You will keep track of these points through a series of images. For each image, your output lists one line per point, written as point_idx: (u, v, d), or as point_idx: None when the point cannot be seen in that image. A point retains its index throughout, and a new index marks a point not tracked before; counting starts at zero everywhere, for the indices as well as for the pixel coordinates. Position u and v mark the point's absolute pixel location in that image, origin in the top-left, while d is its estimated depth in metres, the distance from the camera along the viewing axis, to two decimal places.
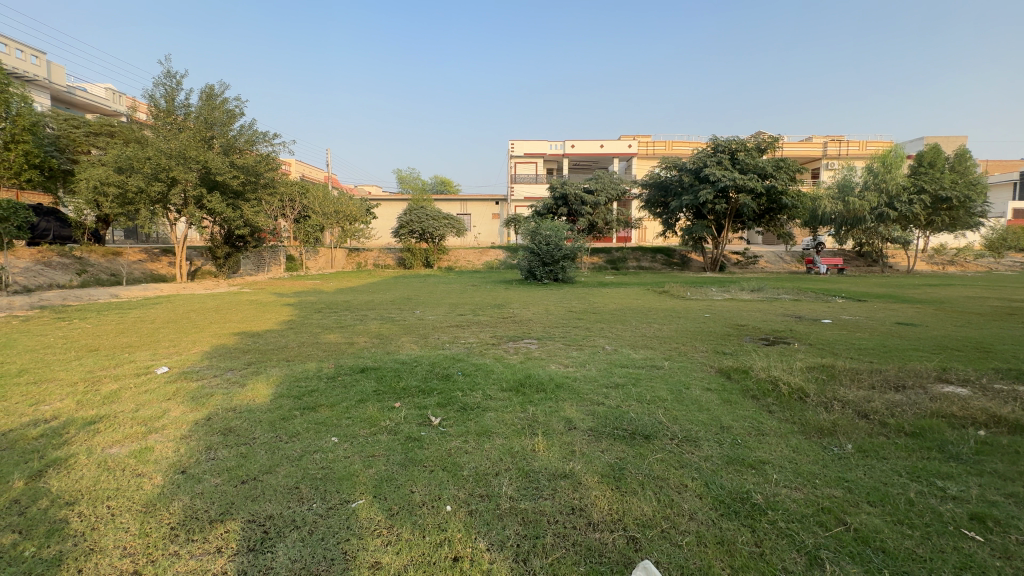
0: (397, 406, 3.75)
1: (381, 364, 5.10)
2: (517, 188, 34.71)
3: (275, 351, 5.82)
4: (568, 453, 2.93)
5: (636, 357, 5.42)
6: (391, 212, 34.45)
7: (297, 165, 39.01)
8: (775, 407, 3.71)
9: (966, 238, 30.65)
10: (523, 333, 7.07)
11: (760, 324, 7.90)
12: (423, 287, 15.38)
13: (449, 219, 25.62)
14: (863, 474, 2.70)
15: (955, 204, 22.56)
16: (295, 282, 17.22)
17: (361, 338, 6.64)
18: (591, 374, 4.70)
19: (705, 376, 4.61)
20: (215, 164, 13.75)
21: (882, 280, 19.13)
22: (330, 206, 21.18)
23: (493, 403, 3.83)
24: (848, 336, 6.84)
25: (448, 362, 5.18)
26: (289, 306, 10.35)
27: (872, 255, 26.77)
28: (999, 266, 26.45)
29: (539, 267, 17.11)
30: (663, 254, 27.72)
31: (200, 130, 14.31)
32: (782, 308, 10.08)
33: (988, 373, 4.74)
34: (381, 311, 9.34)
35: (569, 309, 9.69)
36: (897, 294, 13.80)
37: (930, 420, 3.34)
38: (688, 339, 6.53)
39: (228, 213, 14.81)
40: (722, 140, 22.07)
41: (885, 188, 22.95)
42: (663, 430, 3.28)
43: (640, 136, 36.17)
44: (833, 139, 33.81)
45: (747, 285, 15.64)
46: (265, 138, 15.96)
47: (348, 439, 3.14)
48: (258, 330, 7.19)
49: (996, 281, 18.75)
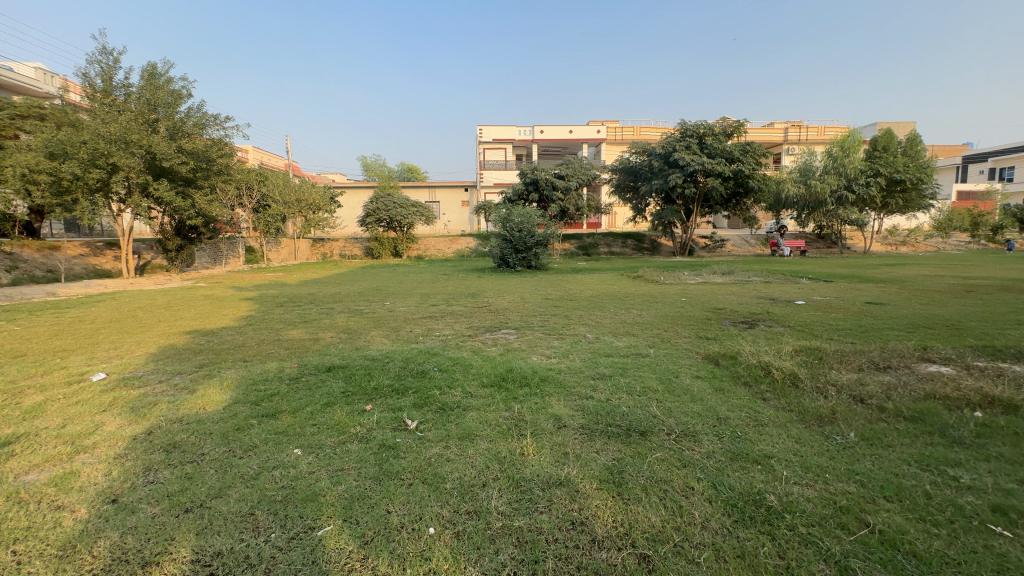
0: (369, 409, 3.40)
1: (350, 362, 4.69)
2: (486, 174, 34.15)
3: (231, 350, 5.31)
4: (561, 456, 2.68)
5: (620, 346, 5.21)
6: (356, 201, 33.30)
7: (254, 152, 37.15)
8: (770, 394, 3.57)
9: (917, 220, 32.14)
10: (500, 323, 6.77)
11: (737, 307, 7.88)
12: (392, 277, 14.84)
13: (417, 207, 24.91)
14: (871, 465, 2.55)
15: (908, 186, 23.48)
16: (255, 274, 16.33)
17: (327, 334, 6.18)
18: (576, 366, 4.44)
19: (693, 364, 4.45)
20: (161, 148, 12.69)
21: (844, 261, 19.70)
22: (291, 194, 20.17)
23: (475, 401, 3.52)
24: (825, 317, 6.85)
25: (423, 357, 4.82)
26: (248, 300, 9.71)
27: (832, 237, 27.71)
28: (947, 245, 27.88)
29: (512, 255, 16.81)
30: (634, 239, 27.87)
31: (143, 112, 13.12)
32: (755, 291, 10.16)
33: (966, 350, 4.76)
34: (348, 304, 8.83)
35: (546, 297, 9.44)
36: (860, 274, 14.21)
37: (925, 403, 3.26)
38: (669, 325, 6.39)
39: (178, 202, 13.77)
40: (691, 125, 22.16)
41: (844, 171, 23.64)
42: (659, 425, 3.06)
43: (608, 122, 36.13)
44: (793, 125, 34.69)
45: (718, 269, 15.76)
46: (216, 122, 14.76)
47: (313, 450, 2.78)
48: (212, 328, 6.61)
49: (947, 260, 19.66)
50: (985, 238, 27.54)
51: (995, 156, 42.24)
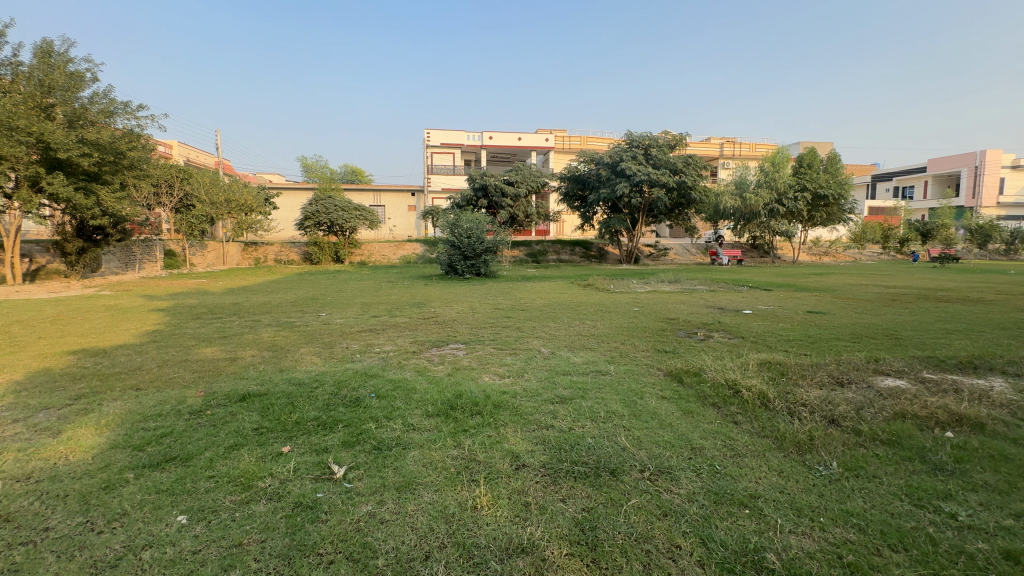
0: (287, 451, 2.80)
1: (270, 389, 3.98)
2: (434, 179, 33.38)
3: (121, 376, 4.41)
4: (521, 508, 2.23)
5: (578, 362, 4.85)
6: (293, 202, 31.40)
7: (178, 148, 34.22)
8: (740, 417, 3.31)
9: (837, 232, 34.77)
10: (448, 336, 6.23)
11: (689, 317, 7.81)
12: (331, 285, 13.83)
13: (360, 210, 23.78)
14: (864, 503, 2.31)
15: (831, 201, 25.22)
16: (174, 281, 14.78)
17: (248, 352, 5.37)
18: (532, 387, 4.01)
19: (657, 382, 4.16)
20: (55, 136, 11.05)
21: (777, 271, 20.67)
22: (219, 193, 18.51)
23: (417, 437, 3.00)
24: (774, 327, 6.89)
25: (359, 380, 4.20)
26: (159, 312, 8.52)
27: (764, 247, 29.32)
28: (863, 256, 30.30)
29: (460, 261, 16.25)
30: (582, 247, 28.10)
31: (34, 94, 11.40)
32: (702, 300, 10.24)
33: (916, 362, 4.78)
34: (276, 316, 7.92)
35: (496, 307, 8.99)
36: (794, 283, 14.91)
37: (897, 422, 3.11)
38: (625, 337, 6.15)
39: (79, 199, 12.09)
40: (636, 136, 22.66)
41: (775, 185, 25.09)
42: (630, 460, 2.70)
43: (556, 131, 36.48)
44: (728, 140, 36.69)
45: (664, 277, 16.02)
46: (126, 110, 13.15)
47: (206, 516, 2.17)
48: (104, 347, 5.58)
49: (866, 269, 21.23)
50: (894, 249, 30.19)
51: (899, 176, 46.79)
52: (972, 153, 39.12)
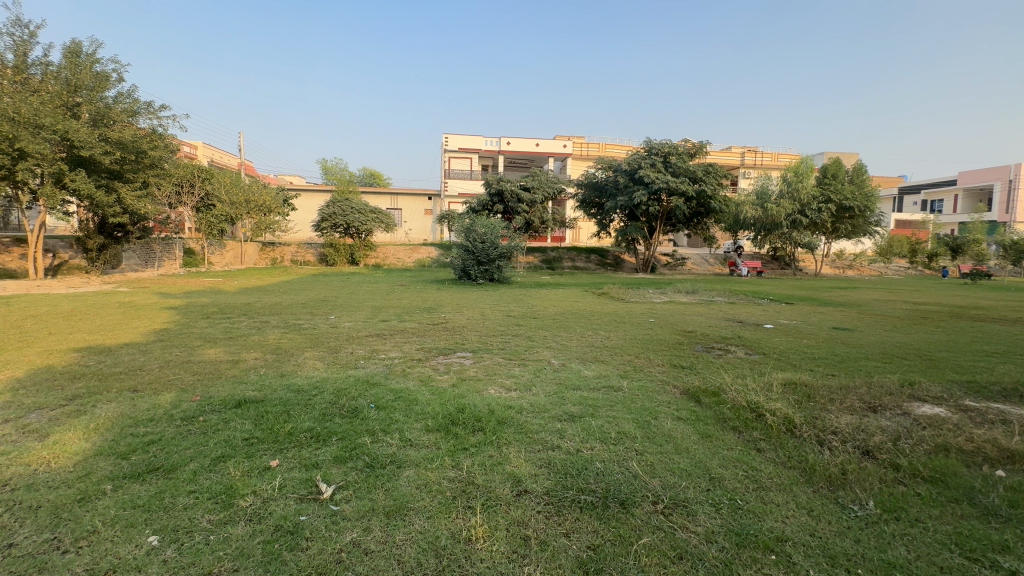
0: (275, 466, 2.64)
1: (267, 395, 3.84)
2: (450, 183, 33.46)
3: (121, 376, 4.33)
4: (519, 544, 2.03)
5: (589, 376, 4.62)
6: (312, 204, 31.76)
7: (203, 149, 34.96)
8: (763, 445, 3.06)
9: (862, 245, 33.81)
10: (456, 344, 6.05)
11: (707, 331, 7.53)
12: (344, 287, 13.80)
13: (377, 213, 23.91)
14: (907, 552, 2.04)
15: (857, 213, 24.46)
16: (190, 279, 14.96)
17: (251, 355, 5.26)
18: (540, 402, 3.80)
19: (672, 401, 3.91)
20: (79, 134, 11.27)
21: (800, 283, 20.07)
22: (239, 194, 18.74)
23: (413, 454, 2.81)
24: (798, 344, 6.57)
25: (360, 389, 4.04)
26: (171, 310, 8.54)
27: (786, 259, 28.61)
28: (889, 270, 29.37)
29: (474, 266, 16.13)
30: (597, 255, 27.78)
31: (61, 93, 11.65)
32: (722, 312, 9.90)
33: (954, 387, 4.44)
34: (285, 318, 7.84)
35: (508, 314, 8.79)
36: (817, 297, 14.42)
37: (940, 457, 2.81)
38: (640, 350, 5.90)
39: (100, 196, 12.27)
40: (656, 143, 22.34)
41: (797, 196, 24.49)
42: (642, 490, 2.47)
43: (574, 137, 36.32)
44: (749, 150, 36.09)
45: (682, 287, 15.67)
46: (149, 110, 13.35)
47: (180, 538, 2.01)
48: (110, 345, 5.54)
49: (893, 284, 20.48)
50: (922, 264, 29.20)
51: (927, 188, 45.46)
52: (1006, 166, 37.78)
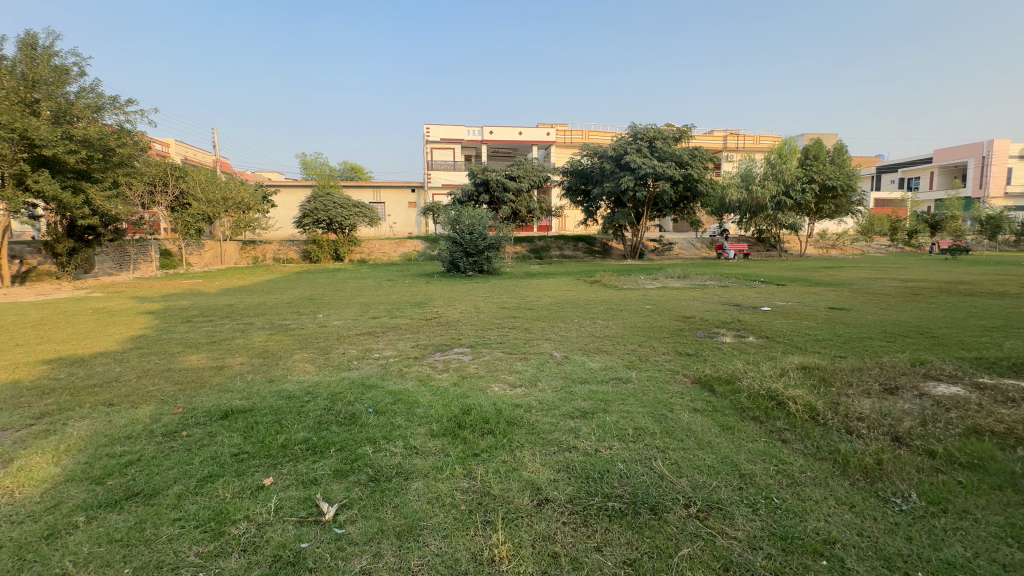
0: (270, 484, 2.40)
1: (256, 404, 3.57)
2: (434, 175, 32.95)
3: (94, 390, 4.00)
4: (548, 563, 1.85)
5: (595, 368, 4.43)
6: (292, 200, 30.99)
7: (176, 146, 33.78)
8: (789, 435, 2.91)
9: (844, 224, 34.30)
10: (453, 339, 5.83)
11: (706, 315, 7.42)
12: (329, 284, 13.43)
13: (360, 207, 23.37)
14: (965, 550, 1.90)
15: (839, 193, 24.64)
16: (169, 281, 14.42)
17: (236, 360, 4.95)
18: (548, 399, 3.61)
19: (685, 391, 3.75)
20: (39, 132, 10.63)
21: (787, 264, 20.18)
22: (215, 192, 18.10)
23: (421, 464, 2.60)
24: (798, 325, 6.49)
25: (355, 392, 3.79)
26: (149, 314, 8.15)
27: (771, 240, 28.82)
28: (870, 248, 29.86)
29: (463, 258, 15.84)
30: (585, 243, 27.67)
31: (17, 89, 10.96)
32: (716, 296, 9.84)
33: (965, 365, 4.36)
34: (271, 318, 7.51)
35: (502, 306, 8.58)
36: (806, 277, 14.45)
37: (973, 441, 2.69)
38: (642, 338, 5.74)
39: (66, 198, 11.65)
40: (641, 128, 22.15)
41: (781, 177, 24.60)
42: (672, 493, 2.29)
43: (557, 124, 35.99)
44: (731, 133, 36.20)
45: (672, 272, 15.64)
46: (114, 105, 12.65)
47: None
48: (83, 355, 5.19)
49: (877, 262, 20.70)
50: (902, 242, 29.70)
51: (904, 167, 46.32)
52: (979, 143, 38.49)
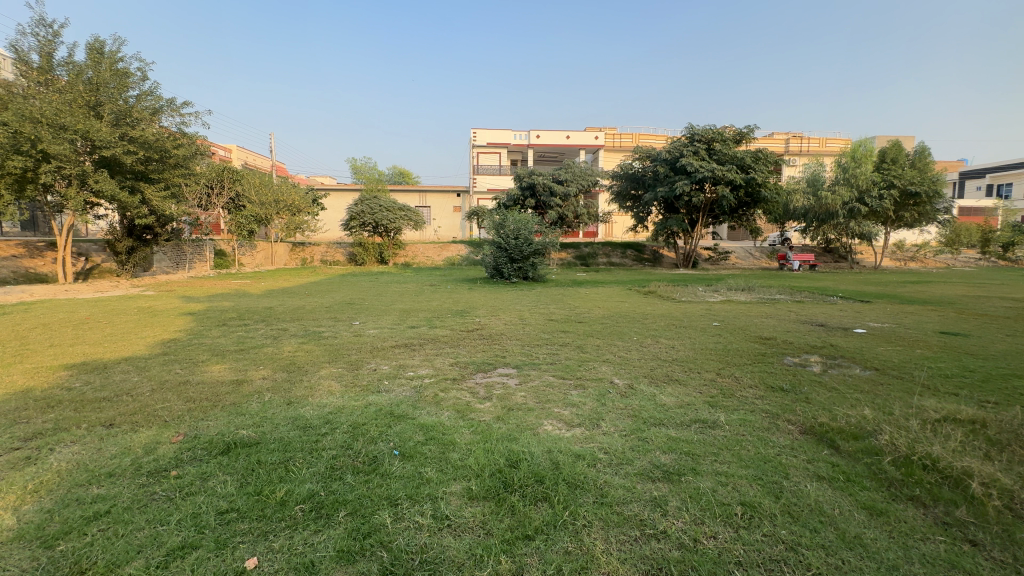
0: (252, 570, 1.79)
1: (265, 436, 3.00)
2: (479, 179, 32.74)
3: (100, 405, 3.59)
4: None
5: (670, 406, 3.59)
6: (341, 203, 31.64)
7: (236, 152, 35.44)
8: (979, 535, 2.00)
9: (925, 235, 31.18)
10: (496, 357, 5.15)
11: (788, 337, 6.38)
12: (372, 288, 13.17)
13: (405, 210, 23.26)
14: None
15: (923, 199, 22.06)
16: (221, 279, 15.27)
17: (259, 374, 4.45)
18: (616, 449, 2.83)
19: (797, 445, 2.88)
20: (100, 134, 10.93)
21: (864, 277, 18.23)
22: (267, 194, 18.37)
23: (454, 545, 1.92)
24: (910, 355, 5.36)
25: (380, 425, 3.15)
26: (187, 315, 8.00)
27: (841, 251, 26.50)
28: (957, 261, 26.86)
29: (507, 265, 15.24)
30: (634, 250, 26.52)
31: (83, 92, 11.35)
32: (793, 313, 8.66)
33: None
34: (306, 324, 7.12)
35: (550, 318, 7.84)
36: (892, 293, 12.77)
37: None
38: (719, 365, 4.83)
39: (126, 198, 11.98)
40: (698, 129, 20.79)
41: (855, 182, 22.46)
42: None
43: (605, 128, 34.96)
44: (795, 135, 33.94)
45: (735, 283, 14.32)
46: (171, 106, 12.96)
47: None
48: (106, 361, 4.88)
49: (971, 278, 18.23)
50: (995, 255, 26.50)
51: (994, 172, 41.93)
52: None
